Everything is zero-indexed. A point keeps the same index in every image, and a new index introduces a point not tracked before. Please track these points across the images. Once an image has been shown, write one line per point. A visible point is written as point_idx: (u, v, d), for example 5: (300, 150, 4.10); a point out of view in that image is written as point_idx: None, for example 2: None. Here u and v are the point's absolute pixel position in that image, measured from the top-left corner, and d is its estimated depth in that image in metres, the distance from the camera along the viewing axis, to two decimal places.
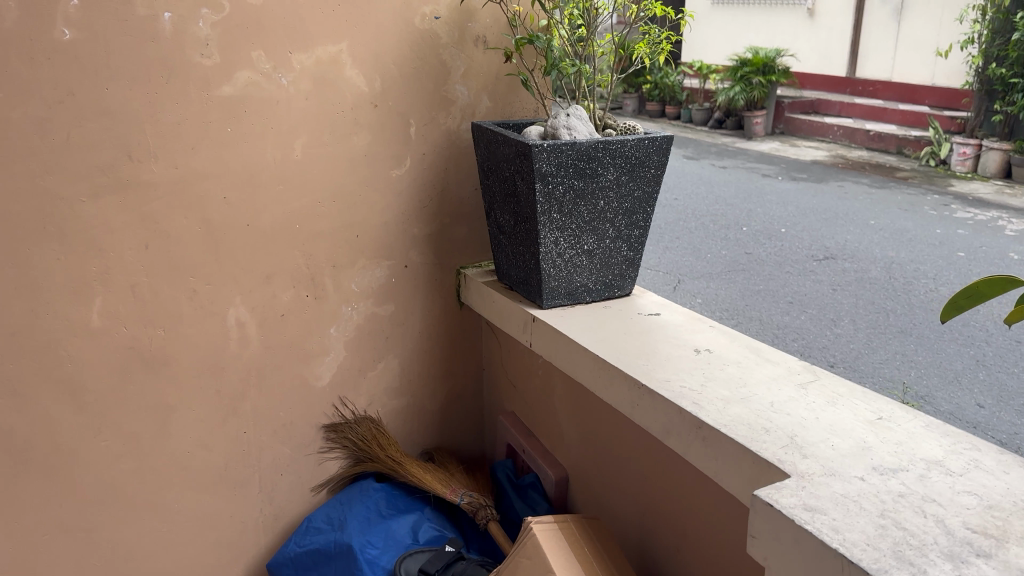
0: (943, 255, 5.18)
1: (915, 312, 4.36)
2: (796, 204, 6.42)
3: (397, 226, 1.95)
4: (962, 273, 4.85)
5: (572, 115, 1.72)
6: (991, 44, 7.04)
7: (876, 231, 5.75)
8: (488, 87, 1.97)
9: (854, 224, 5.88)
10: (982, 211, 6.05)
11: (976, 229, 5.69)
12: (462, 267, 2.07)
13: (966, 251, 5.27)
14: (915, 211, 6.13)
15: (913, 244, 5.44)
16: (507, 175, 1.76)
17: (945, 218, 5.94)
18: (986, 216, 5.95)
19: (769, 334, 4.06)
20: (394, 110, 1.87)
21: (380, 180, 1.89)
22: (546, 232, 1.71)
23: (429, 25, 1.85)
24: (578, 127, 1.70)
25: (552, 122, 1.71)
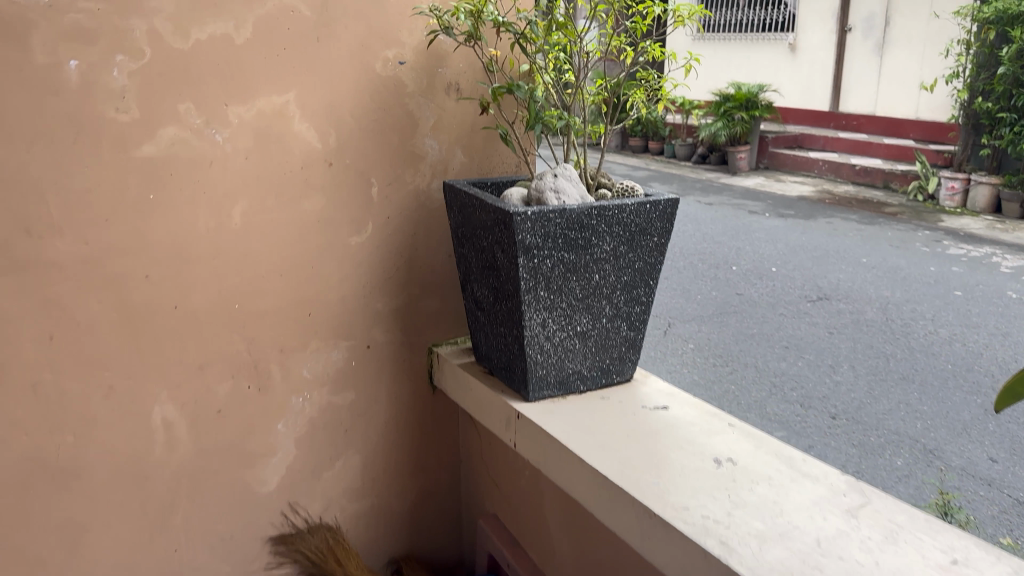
0: (941, 296, 4.98)
1: (917, 358, 4.12)
2: (785, 241, 6.21)
3: (357, 302, 1.67)
4: (961, 315, 4.66)
5: (559, 177, 1.46)
6: (976, 79, 6.83)
7: (868, 269, 5.53)
8: (462, 140, 1.71)
9: (845, 262, 5.66)
10: (975, 248, 5.87)
11: (971, 266, 5.52)
12: (435, 345, 1.79)
13: (963, 290, 5.08)
14: (907, 249, 5.93)
15: (908, 283, 5.24)
16: (484, 244, 1.49)
17: (938, 255, 5.75)
18: (979, 253, 5.78)
19: (765, 385, 3.77)
20: (352, 169, 1.60)
21: (337, 249, 1.62)
22: (531, 314, 1.44)
23: (393, 70, 1.59)
24: (566, 190, 1.44)
25: (536, 186, 1.45)
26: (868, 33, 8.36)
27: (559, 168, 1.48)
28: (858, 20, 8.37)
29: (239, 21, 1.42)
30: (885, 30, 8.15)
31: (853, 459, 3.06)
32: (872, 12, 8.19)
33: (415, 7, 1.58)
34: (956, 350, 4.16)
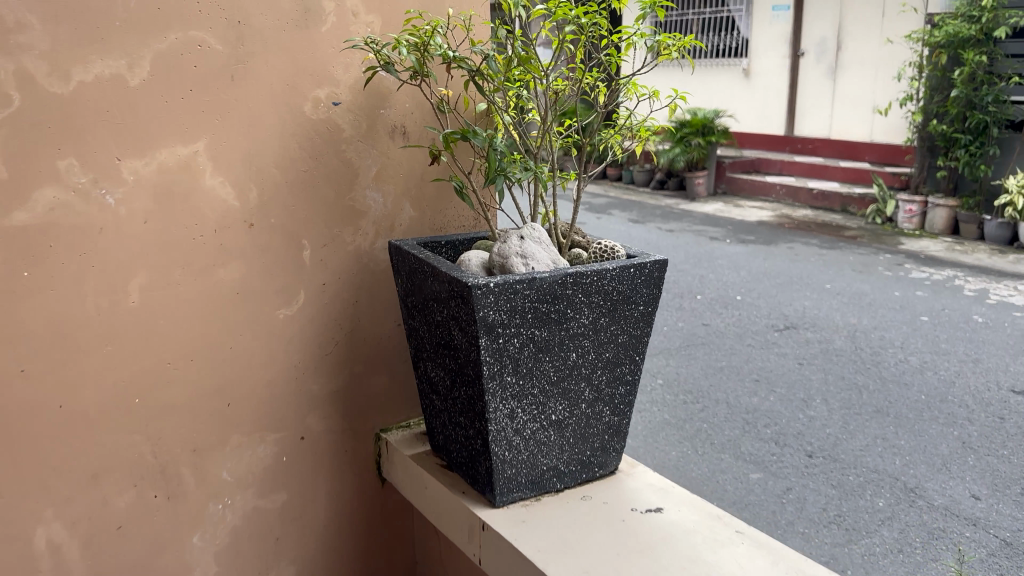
0: (910, 323, 4.83)
1: (889, 388, 3.93)
2: (748, 268, 6.05)
3: (288, 386, 1.41)
4: (929, 343, 4.52)
5: (526, 239, 1.21)
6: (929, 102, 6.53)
7: (833, 296, 5.37)
8: (411, 192, 1.47)
9: (809, 289, 5.49)
10: (937, 271, 5.76)
11: (934, 289, 5.41)
12: (384, 431, 1.53)
13: (929, 315, 4.96)
14: (870, 273, 5.80)
15: (874, 309, 5.08)
16: (438, 319, 1.25)
17: (901, 279, 5.63)
18: (941, 276, 5.67)
19: (738, 423, 3.53)
20: (279, 230, 1.35)
21: (261, 326, 1.37)
22: (496, 403, 1.19)
23: (326, 113, 1.35)
24: (534, 256, 1.19)
25: (498, 251, 1.20)
26: (820, 57, 8.22)
27: (525, 227, 1.23)
28: (811, 44, 8.24)
29: (133, 57, 1.17)
30: (836, 55, 8.08)
31: (834, 501, 2.86)
32: (823, 36, 8.11)
33: (349, 38, 1.33)
34: (930, 380, 4.01)
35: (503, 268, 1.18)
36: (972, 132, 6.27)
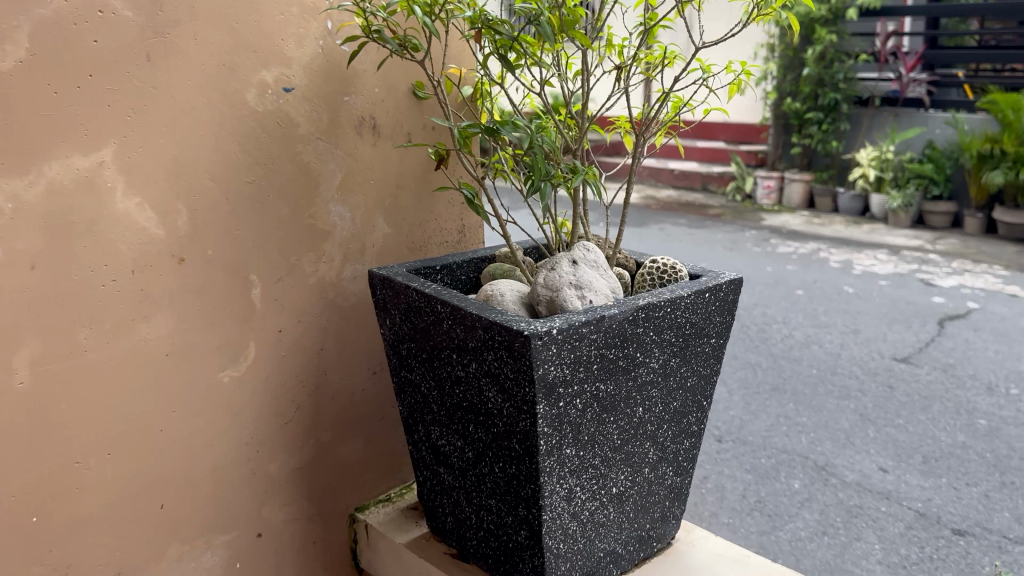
0: (778, 299, 3.59)
1: (784, 367, 2.87)
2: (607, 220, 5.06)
3: (238, 468, 1.06)
4: (809, 311, 3.43)
5: (580, 263, 0.93)
6: (782, 80, 5.27)
7: (714, 253, 4.34)
8: (384, 203, 1.13)
9: (695, 253, 4.31)
10: (796, 243, 4.51)
11: (791, 239, 4.60)
12: (361, 510, 1.19)
13: (797, 265, 4.09)
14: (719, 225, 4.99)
15: (737, 270, 4.01)
16: (460, 375, 0.94)
17: (760, 237, 4.66)
18: (805, 249, 4.37)
19: None
20: (221, 264, 1.00)
21: (201, 395, 1.01)
22: (554, 485, 0.90)
23: (276, 103, 1.01)
24: (594, 284, 0.91)
25: (545, 279, 0.92)
26: None
27: (577, 250, 0.95)
28: None
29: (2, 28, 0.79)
30: None
31: (747, 486, 2.07)
32: None
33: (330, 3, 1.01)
34: (815, 353, 2.97)
35: (553, 299, 0.89)
36: (825, 108, 5.10)
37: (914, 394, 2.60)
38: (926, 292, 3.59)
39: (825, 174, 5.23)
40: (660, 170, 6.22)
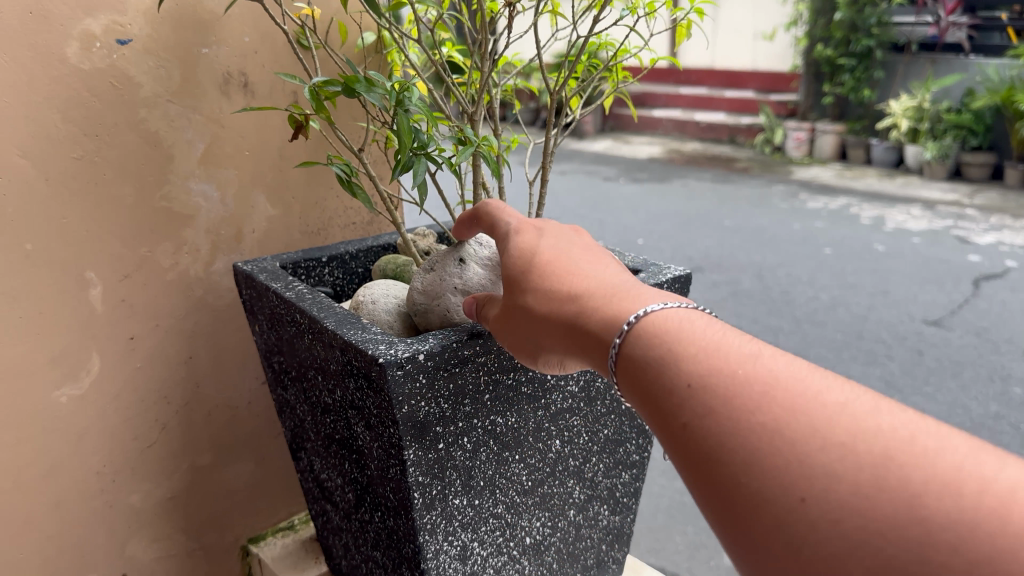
0: (803, 257, 3.14)
1: (809, 331, 2.47)
2: (622, 167, 4.68)
3: (88, 503, 0.88)
4: (835, 265, 3.05)
5: (472, 260, 0.72)
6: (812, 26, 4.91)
7: (736, 204, 3.92)
8: (262, 178, 0.94)
9: (718, 209, 3.83)
10: (826, 197, 4.02)
11: (822, 188, 4.19)
12: (254, 543, 1.03)
13: (828, 216, 3.67)
14: (746, 173, 4.57)
15: (755, 223, 3.61)
16: (329, 402, 0.75)
17: (788, 185, 4.27)
18: (834, 203, 3.90)
19: None
20: (44, 261, 0.80)
21: (32, 423, 0.83)
22: (441, 543, 0.71)
23: (108, 59, 0.80)
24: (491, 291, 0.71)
25: (426, 286, 0.72)
26: None
27: (469, 240, 0.74)
28: None
29: None
30: None
31: None
32: None
33: None
34: (841, 315, 2.57)
35: (438, 319, 0.70)
36: (857, 56, 4.73)
37: (945, 360, 2.24)
38: (962, 250, 3.17)
39: (857, 125, 4.84)
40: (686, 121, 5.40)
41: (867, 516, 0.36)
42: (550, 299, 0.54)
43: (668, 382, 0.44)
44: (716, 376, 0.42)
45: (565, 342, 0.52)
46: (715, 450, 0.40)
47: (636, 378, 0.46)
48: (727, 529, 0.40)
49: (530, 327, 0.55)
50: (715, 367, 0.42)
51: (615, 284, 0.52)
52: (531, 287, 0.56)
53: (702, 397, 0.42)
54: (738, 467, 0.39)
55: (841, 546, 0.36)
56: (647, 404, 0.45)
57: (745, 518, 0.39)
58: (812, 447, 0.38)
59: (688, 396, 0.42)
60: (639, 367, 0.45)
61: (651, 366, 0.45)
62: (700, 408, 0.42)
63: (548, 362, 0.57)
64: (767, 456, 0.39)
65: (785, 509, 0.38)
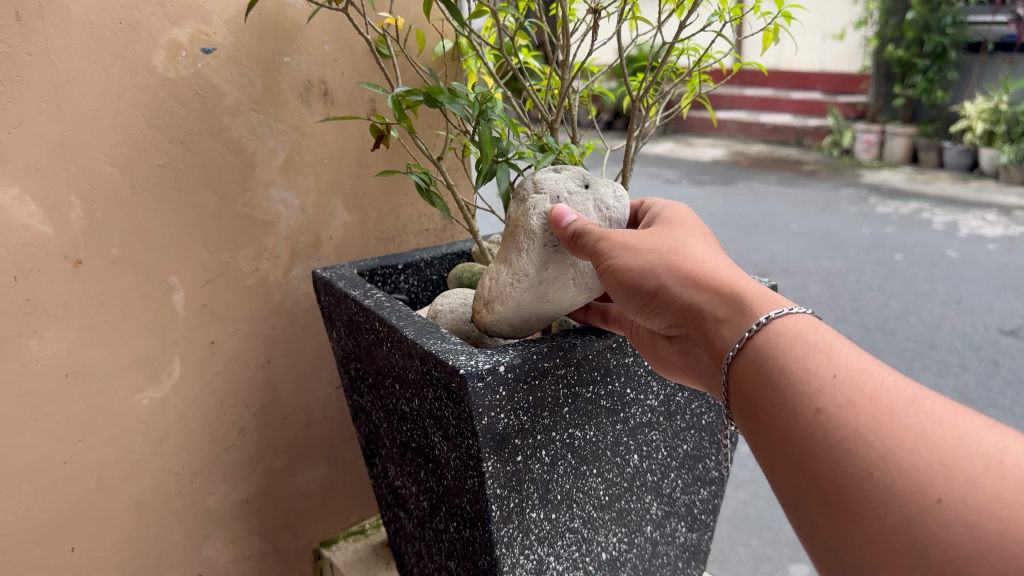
0: (872, 263, 3.05)
1: (879, 341, 2.39)
2: (684, 170, 4.62)
3: (167, 501, 0.90)
4: (907, 271, 2.95)
5: (592, 191, 0.67)
6: (884, 27, 4.79)
7: (804, 209, 3.83)
8: (341, 186, 0.95)
9: (785, 213, 3.76)
10: (897, 201, 3.90)
11: (893, 193, 4.07)
12: (327, 546, 1.03)
13: (899, 222, 3.56)
14: (813, 176, 4.46)
15: (823, 228, 3.52)
16: (406, 411, 0.74)
17: (857, 189, 4.15)
18: (906, 207, 3.79)
19: None
20: (130, 265, 0.82)
21: (115, 423, 0.85)
22: (519, 558, 0.70)
23: (192, 68, 0.82)
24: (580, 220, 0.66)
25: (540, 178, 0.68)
26: None
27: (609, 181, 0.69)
28: None
29: None
30: None
31: None
32: None
33: None
34: (913, 324, 2.48)
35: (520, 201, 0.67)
36: (930, 55, 4.57)
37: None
38: None
39: (930, 128, 4.69)
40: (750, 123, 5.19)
41: (1005, 525, 0.37)
42: (706, 257, 0.57)
43: (808, 370, 0.47)
44: (865, 379, 0.45)
45: (707, 287, 0.54)
46: (848, 439, 0.43)
47: (762, 370, 0.49)
48: (846, 521, 0.43)
49: (669, 259, 0.56)
50: (858, 367, 0.46)
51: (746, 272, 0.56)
52: (682, 242, 0.59)
53: (843, 392, 0.45)
54: (873, 458, 0.42)
55: (974, 549, 0.38)
56: (773, 392, 0.48)
57: (872, 509, 0.41)
58: (954, 454, 0.41)
59: (830, 385, 0.45)
60: (767, 355, 0.49)
61: (783, 356, 0.48)
62: (843, 395, 0.44)
63: (650, 299, 0.57)
64: (906, 455, 0.41)
65: (918, 509, 0.40)
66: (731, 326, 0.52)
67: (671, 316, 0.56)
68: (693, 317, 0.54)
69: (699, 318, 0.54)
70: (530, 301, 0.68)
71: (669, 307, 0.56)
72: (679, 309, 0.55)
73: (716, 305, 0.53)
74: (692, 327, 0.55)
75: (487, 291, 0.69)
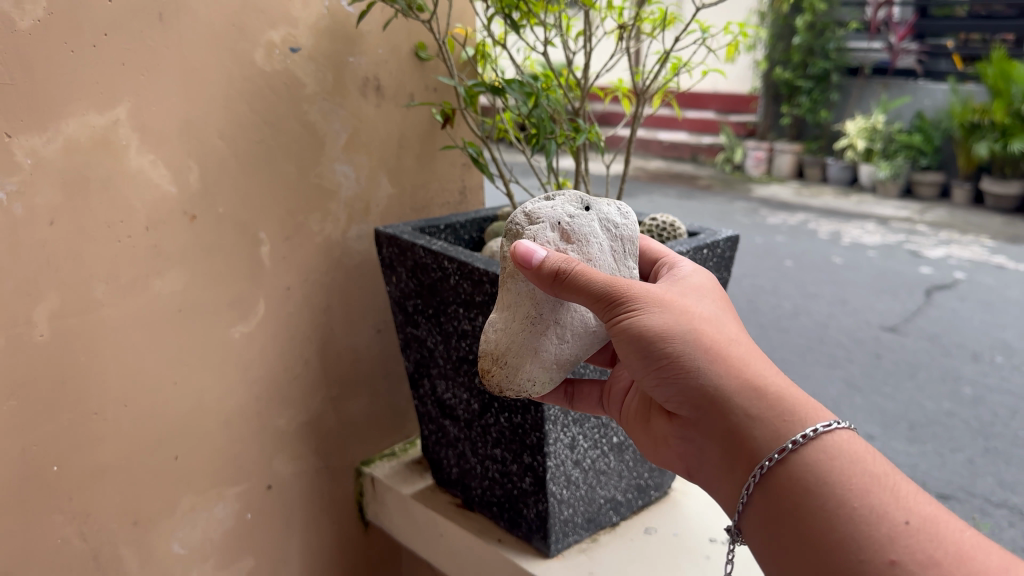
0: (766, 270, 3.39)
1: (774, 338, 2.68)
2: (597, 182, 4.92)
3: (247, 422, 1.09)
4: (801, 275, 3.31)
5: (592, 213, 0.80)
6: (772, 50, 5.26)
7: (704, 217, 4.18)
8: (386, 164, 1.16)
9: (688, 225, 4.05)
10: (785, 213, 4.31)
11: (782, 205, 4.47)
12: (367, 465, 1.23)
13: (789, 232, 3.94)
14: (712, 190, 4.84)
15: None
16: (466, 330, 0.97)
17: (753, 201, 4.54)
18: (793, 219, 4.17)
19: None
20: (231, 222, 1.02)
21: (214, 353, 1.03)
22: (558, 434, 0.93)
23: (283, 64, 1.02)
24: (589, 239, 0.78)
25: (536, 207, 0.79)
26: None
27: (603, 201, 0.82)
28: None
29: None
30: None
31: None
32: None
33: None
34: (806, 324, 2.80)
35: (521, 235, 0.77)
36: (814, 78, 4.99)
37: (902, 362, 2.44)
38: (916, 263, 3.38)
39: (815, 144, 5.15)
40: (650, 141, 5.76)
41: None
42: (733, 342, 0.65)
43: (872, 506, 0.55)
44: (929, 525, 0.54)
45: (732, 377, 0.62)
46: None
47: (810, 493, 0.58)
48: None
49: (699, 337, 0.63)
50: (926, 513, 0.55)
51: (773, 367, 0.65)
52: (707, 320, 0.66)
53: (914, 541, 0.54)
54: None
55: None
56: (830, 522, 0.56)
57: None
58: None
59: (900, 531, 0.54)
60: (823, 479, 0.58)
61: (841, 485, 0.57)
62: (915, 542, 0.54)
63: (669, 373, 0.64)
64: None
65: None
66: (764, 428, 0.60)
67: (682, 391, 0.64)
68: (716, 402, 0.62)
69: (726, 406, 0.62)
70: (548, 347, 0.76)
71: (688, 386, 0.63)
72: (699, 389, 0.63)
73: (750, 400, 0.62)
74: (710, 410, 0.63)
75: (499, 348, 0.76)
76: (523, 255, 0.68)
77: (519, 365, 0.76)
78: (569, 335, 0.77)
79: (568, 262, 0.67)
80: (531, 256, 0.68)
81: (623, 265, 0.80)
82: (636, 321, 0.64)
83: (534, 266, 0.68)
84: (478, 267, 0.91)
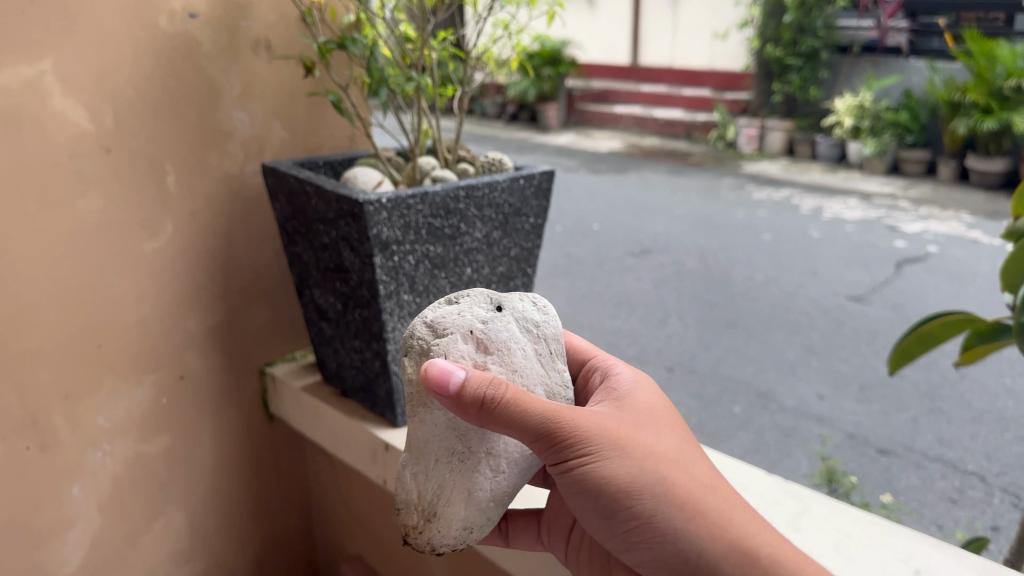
0: (744, 242, 3.27)
1: (741, 305, 2.53)
2: (579, 151, 5.10)
3: (160, 321, 1.33)
4: (778, 242, 3.31)
5: (507, 312, 0.87)
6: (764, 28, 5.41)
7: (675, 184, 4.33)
8: (277, 111, 1.40)
9: (673, 197, 4.03)
10: (773, 189, 4.27)
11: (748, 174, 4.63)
12: (269, 365, 1.51)
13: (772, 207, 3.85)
14: (690, 161, 4.98)
15: (691, 199, 4.02)
16: (325, 242, 1.21)
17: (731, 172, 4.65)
18: (778, 195, 4.13)
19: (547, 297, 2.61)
20: (141, 156, 1.25)
21: (130, 263, 1.28)
22: (393, 323, 1.17)
23: (183, 27, 1.25)
24: (511, 345, 0.84)
25: (443, 318, 0.86)
26: None
27: (515, 298, 0.89)
28: None
29: None
30: None
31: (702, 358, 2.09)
32: None
33: None
34: (773, 294, 2.65)
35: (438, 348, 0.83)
36: (803, 56, 5.18)
37: (862, 330, 2.31)
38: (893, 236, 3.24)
39: (805, 122, 5.30)
40: (645, 118, 5.90)
41: None
42: (695, 490, 0.78)
43: None
44: None
45: (712, 537, 0.75)
46: None
47: None
48: None
49: (670, 496, 0.76)
50: None
51: (741, 512, 0.79)
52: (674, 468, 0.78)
53: None
54: None
55: None
56: None
57: None
58: None
59: None
60: None
61: None
62: None
63: (646, 531, 0.76)
64: None
65: None
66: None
67: (656, 548, 0.77)
68: (694, 557, 0.76)
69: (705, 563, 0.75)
70: (480, 483, 0.84)
71: (667, 542, 0.76)
72: (679, 551, 0.76)
73: (726, 555, 0.75)
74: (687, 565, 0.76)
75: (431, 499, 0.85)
76: (443, 380, 0.73)
77: (453, 514, 0.84)
78: (500, 466, 0.85)
79: (516, 392, 0.74)
80: (453, 380, 0.73)
81: (553, 370, 0.87)
82: (605, 473, 0.75)
83: (454, 391, 0.74)
84: (326, 188, 1.15)
